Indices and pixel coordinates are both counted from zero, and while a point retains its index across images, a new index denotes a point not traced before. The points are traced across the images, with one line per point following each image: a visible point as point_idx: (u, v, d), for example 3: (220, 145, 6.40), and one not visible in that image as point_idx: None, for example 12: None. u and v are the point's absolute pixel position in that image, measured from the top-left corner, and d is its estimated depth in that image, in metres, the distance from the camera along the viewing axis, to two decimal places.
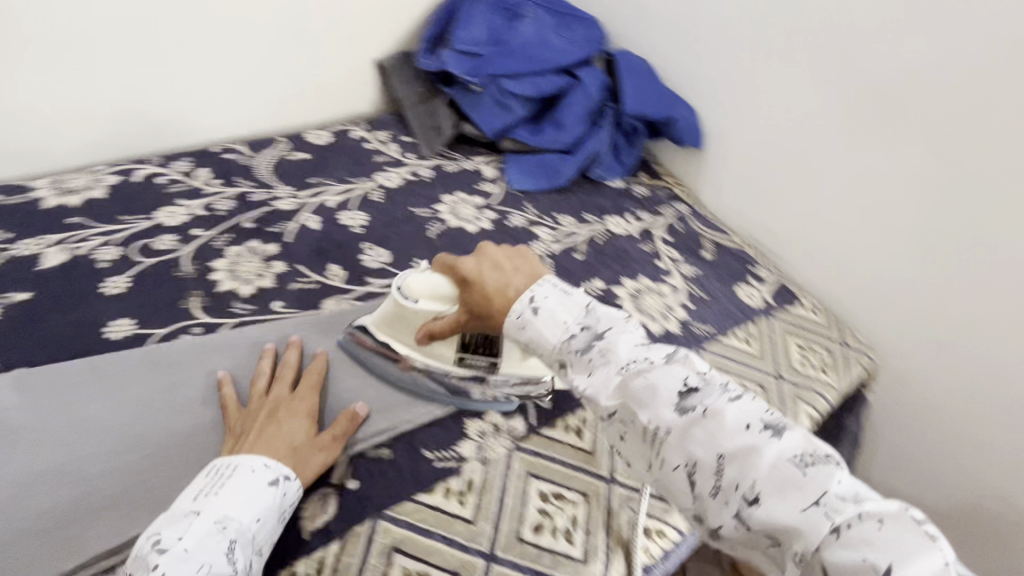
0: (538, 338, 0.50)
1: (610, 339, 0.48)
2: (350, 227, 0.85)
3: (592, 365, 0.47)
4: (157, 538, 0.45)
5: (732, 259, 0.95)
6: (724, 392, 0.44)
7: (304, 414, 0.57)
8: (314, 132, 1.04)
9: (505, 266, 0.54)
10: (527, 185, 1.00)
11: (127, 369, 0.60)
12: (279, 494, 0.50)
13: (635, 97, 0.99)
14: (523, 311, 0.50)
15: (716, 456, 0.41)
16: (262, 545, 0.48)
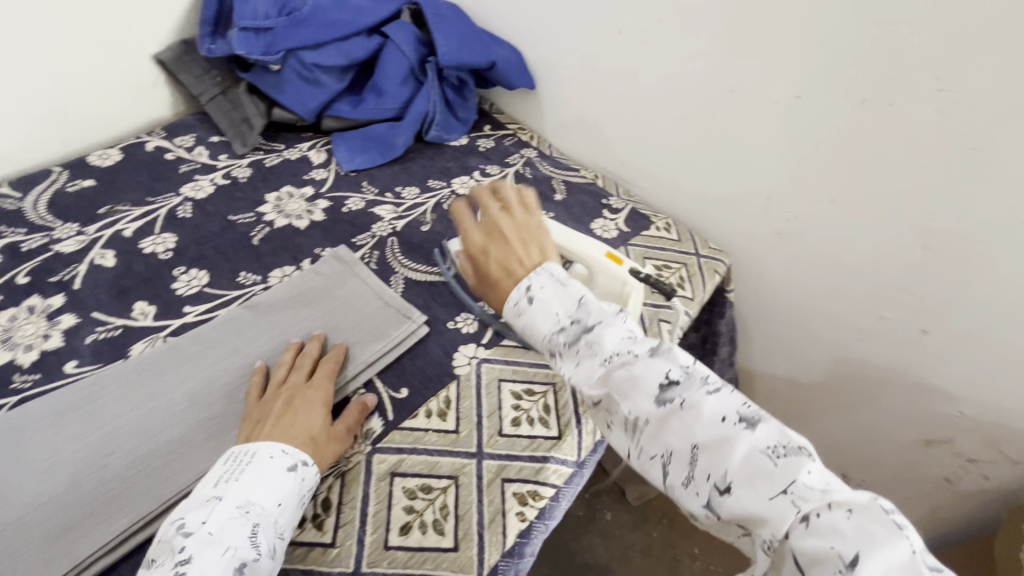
0: (529, 327, 0.49)
1: (598, 331, 0.46)
2: (156, 254, 0.75)
3: (580, 356, 0.46)
4: (181, 522, 0.46)
5: (585, 195, 0.93)
6: (703, 384, 0.42)
7: (320, 403, 0.57)
8: (98, 153, 0.89)
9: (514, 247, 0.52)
10: (360, 162, 0.93)
11: (134, 368, 0.60)
12: (299, 479, 0.50)
13: (450, 47, 0.92)
14: (519, 301, 0.50)
15: (690, 446, 0.41)
16: (285, 529, 0.48)
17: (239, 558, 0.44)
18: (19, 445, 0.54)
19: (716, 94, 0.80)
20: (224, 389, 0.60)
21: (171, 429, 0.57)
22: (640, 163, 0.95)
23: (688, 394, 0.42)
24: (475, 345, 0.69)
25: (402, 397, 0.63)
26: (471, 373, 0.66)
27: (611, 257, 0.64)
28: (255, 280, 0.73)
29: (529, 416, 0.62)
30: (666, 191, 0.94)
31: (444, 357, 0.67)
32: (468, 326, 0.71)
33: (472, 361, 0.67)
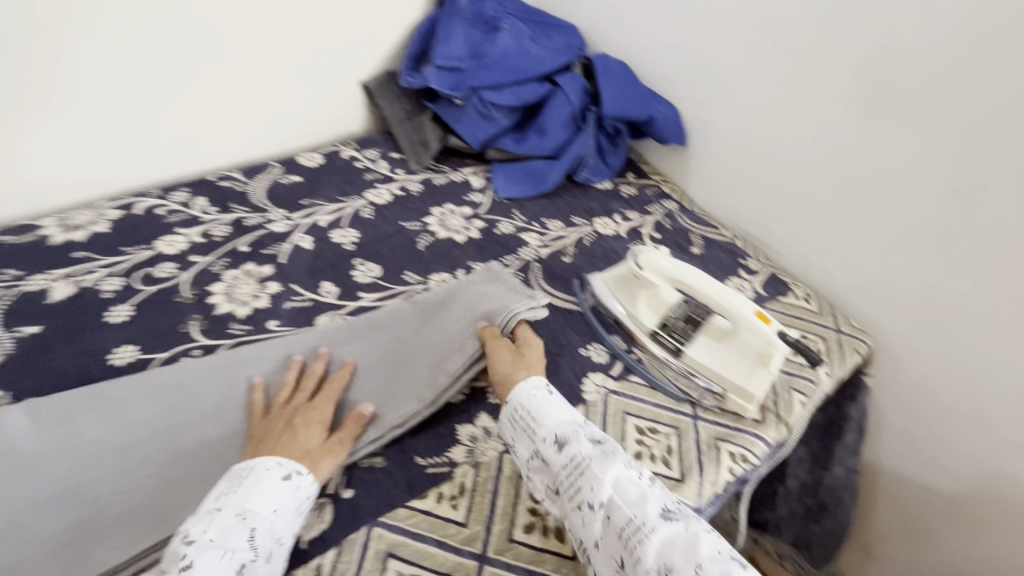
0: (543, 414, 0.60)
1: (610, 444, 0.57)
2: (342, 245, 0.88)
3: (595, 453, 0.55)
4: (184, 533, 0.48)
5: (723, 253, 0.95)
6: (700, 523, 0.52)
7: (318, 421, 0.60)
8: (305, 155, 1.07)
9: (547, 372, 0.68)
10: (514, 192, 1.02)
11: (255, 358, 0.68)
12: (294, 487, 0.53)
13: (615, 98, 1.00)
14: (539, 390, 0.62)
15: (693, 565, 0.47)
16: (283, 535, 0.50)
17: (238, 561, 0.47)
18: (230, 382, 0.65)
19: (883, 172, 0.80)
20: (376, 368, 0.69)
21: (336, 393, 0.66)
22: (784, 229, 0.95)
23: (688, 524, 0.51)
24: (604, 375, 0.72)
25: None
26: (599, 402, 0.69)
27: (759, 315, 0.64)
28: (417, 280, 0.84)
29: (651, 453, 0.64)
30: (809, 260, 0.94)
31: (574, 380, 0.72)
32: (599, 356, 0.75)
33: (601, 392, 0.70)
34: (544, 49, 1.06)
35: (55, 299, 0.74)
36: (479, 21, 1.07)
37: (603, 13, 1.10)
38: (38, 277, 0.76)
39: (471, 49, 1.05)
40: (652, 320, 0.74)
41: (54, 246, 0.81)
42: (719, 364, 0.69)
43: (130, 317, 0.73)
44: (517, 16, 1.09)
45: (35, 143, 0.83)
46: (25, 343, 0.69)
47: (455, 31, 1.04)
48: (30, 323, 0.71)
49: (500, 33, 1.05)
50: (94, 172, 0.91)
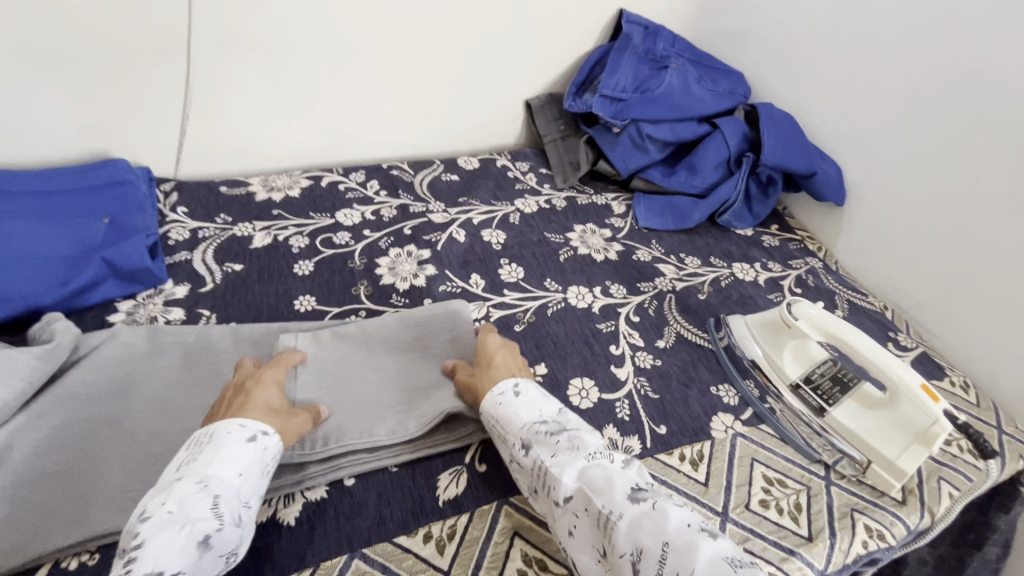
0: (511, 418, 0.59)
1: (576, 434, 0.57)
2: (491, 243, 0.95)
3: (559, 449, 0.56)
4: (143, 509, 0.46)
5: (870, 322, 0.90)
6: (669, 499, 0.52)
7: (274, 387, 0.59)
8: (464, 159, 1.16)
9: (517, 359, 0.67)
10: (654, 223, 1.04)
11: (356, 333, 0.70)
12: (257, 449, 0.52)
13: (776, 150, 0.99)
14: (506, 391, 0.61)
15: (662, 545, 0.47)
16: (249, 498, 0.50)
17: (201, 531, 0.45)
18: (353, 360, 0.68)
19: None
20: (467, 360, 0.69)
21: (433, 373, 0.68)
22: (947, 310, 0.89)
23: (656, 500, 0.51)
24: (733, 417, 0.72)
25: (661, 432, 0.69)
26: (726, 441, 0.69)
27: (927, 390, 0.61)
28: (556, 288, 0.88)
29: (778, 505, 0.63)
30: (973, 348, 0.86)
31: (702, 416, 0.71)
32: (729, 398, 0.74)
33: (729, 432, 0.70)
34: (709, 93, 1.09)
35: (256, 245, 0.86)
36: (648, 58, 1.12)
37: (776, 65, 1.10)
38: (244, 225, 0.90)
39: (636, 84, 1.10)
40: (796, 373, 0.72)
41: (258, 201, 0.95)
42: (868, 432, 0.66)
43: (311, 272, 0.83)
44: (686, 58, 1.13)
45: (259, 115, 0.99)
46: (232, 277, 0.81)
47: (625, 65, 1.10)
48: (234, 262, 0.83)
49: (667, 72, 1.10)
50: (294, 145, 1.06)
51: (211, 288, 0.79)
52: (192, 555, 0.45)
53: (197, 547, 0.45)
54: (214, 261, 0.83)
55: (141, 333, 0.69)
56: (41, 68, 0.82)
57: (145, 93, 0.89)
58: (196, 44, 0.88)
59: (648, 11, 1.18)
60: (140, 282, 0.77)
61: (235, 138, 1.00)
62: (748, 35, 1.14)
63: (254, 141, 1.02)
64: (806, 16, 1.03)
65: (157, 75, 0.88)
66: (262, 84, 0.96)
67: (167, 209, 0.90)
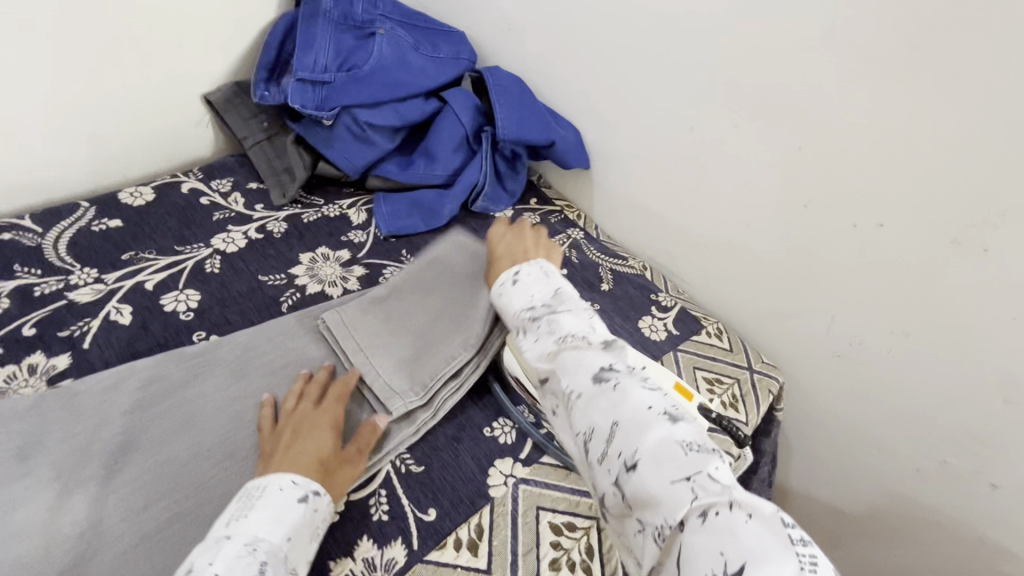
0: (507, 305, 0.62)
1: (559, 314, 0.56)
2: (178, 313, 0.69)
3: (540, 333, 0.56)
4: (189, 567, 0.43)
5: (635, 290, 0.88)
6: (640, 382, 0.50)
7: (329, 428, 0.56)
8: (131, 190, 0.85)
9: (525, 242, 0.69)
10: (400, 228, 0.87)
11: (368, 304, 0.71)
12: (309, 510, 0.49)
13: (510, 120, 0.88)
14: (504, 282, 0.63)
15: (612, 425, 0.47)
16: (297, 564, 0.47)
17: None
18: (390, 311, 0.71)
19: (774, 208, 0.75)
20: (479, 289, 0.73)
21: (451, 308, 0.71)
22: (693, 260, 0.90)
23: (623, 382, 0.49)
24: (512, 461, 0.62)
25: (429, 520, 0.56)
26: (506, 497, 0.59)
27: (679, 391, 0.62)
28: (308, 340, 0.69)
29: (568, 560, 0.55)
30: (717, 293, 0.89)
31: (478, 472, 0.61)
32: (506, 437, 0.64)
33: (509, 482, 0.60)
34: (429, 60, 0.93)
35: None
36: (348, 25, 0.91)
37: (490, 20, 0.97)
38: None
39: (339, 61, 0.89)
40: None
41: None
42: None
43: None
44: (395, 21, 0.94)
45: None
46: None
47: (319, 39, 0.88)
48: None
49: (373, 40, 0.90)
50: None
51: None
52: None
53: None
54: None
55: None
56: None
57: None
58: None
59: None
60: None
61: None
62: None
63: None
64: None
65: None
66: None
67: None
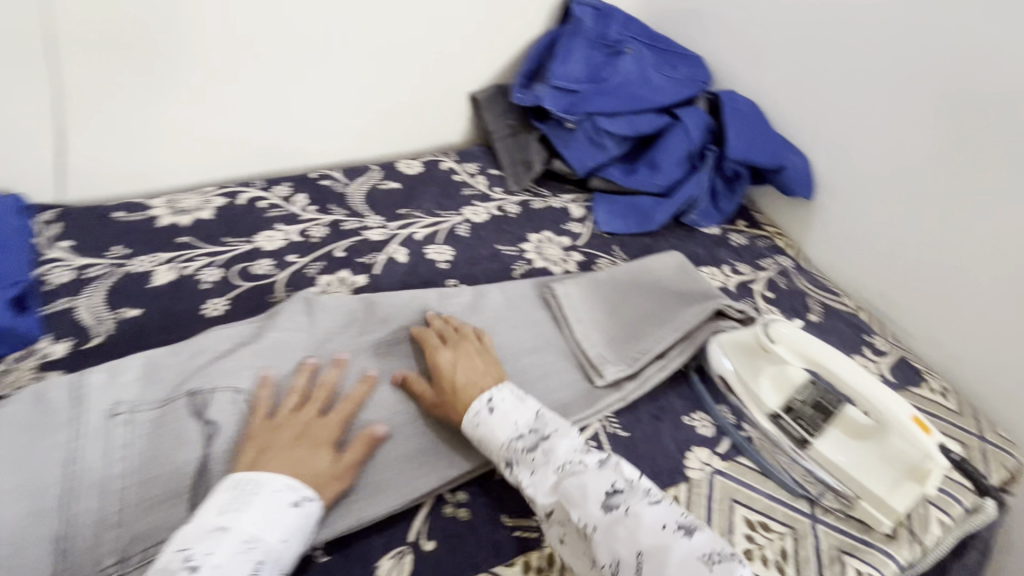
0: (488, 436, 0.58)
1: (552, 441, 0.56)
2: (437, 262, 0.85)
3: (536, 466, 0.55)
4: (187, 554, 0.44)
5: (846, 327, 0.85)
6: (645, 496, 0.51)
7: (327, 443, 0.55)
8: (405, 162, 1.04)
9: (477, 366, 0.63)
10: (616, 227, 0.95)
11: (589, 284, 0.81)
12: (303, 514, 0.49)
13: (741, 141, 0.92)
14: (480, 410, 0.59)
15: (636, 553, 0.47)
16: (286, 564, 0.48)
17: None
18: (606, 295, 0.80)
19: None
20: (688, 299, 0.79)
21: (661, 309, 0.78)
22: (921, 309, 0.86)
23: (632, 502, 0.50)
24: (709, 451, 0.65)
25: None
26: (704, 482, 0.62)
27: (918, 423, 0.56)
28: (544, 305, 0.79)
29: (763, 555, 0.56)
30: (949, 348, 0.83)
31: (677, 454, 0.65)
32: (704, 429, 0.68)
33: (705, 470, 0.64)
34: (668, 80, 1.00)
35: (156, 283, 0.74)
36: (601, 44, 1.02)
37: (738, 49, 1.03)
38: (143, 259, 0.76)
39: (589, 73, 1.01)
40: (775, 401, 0.66)
41: (159, 228, 0.81)
42: (854, 463, 0.61)
43: (224, 313, 0.72)
44: (642, 43, 1.04)
45: (155, 125, 0.84)
46: (124, 325, 0.68)
47: (575, 53, 1.00)
48: (131, 305, 0.70)
49: (622, 58, 1.00)
50: (204, 160, 0.92)
51: (100, 342, 0.66)
52: None
53: None
54: (103, 306, 0.69)
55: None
56: None
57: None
58: (64, 46, 0.73)
59: None
60: (4, 344, 0.62)
61: (124, 151, 0.85)
62: (704, 17, 1.06)
63: (151, 156, 0.87)
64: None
65: (14, 80, 0.73)
66: (162, 93, 0.83)
67: (45, 243, 0.76)
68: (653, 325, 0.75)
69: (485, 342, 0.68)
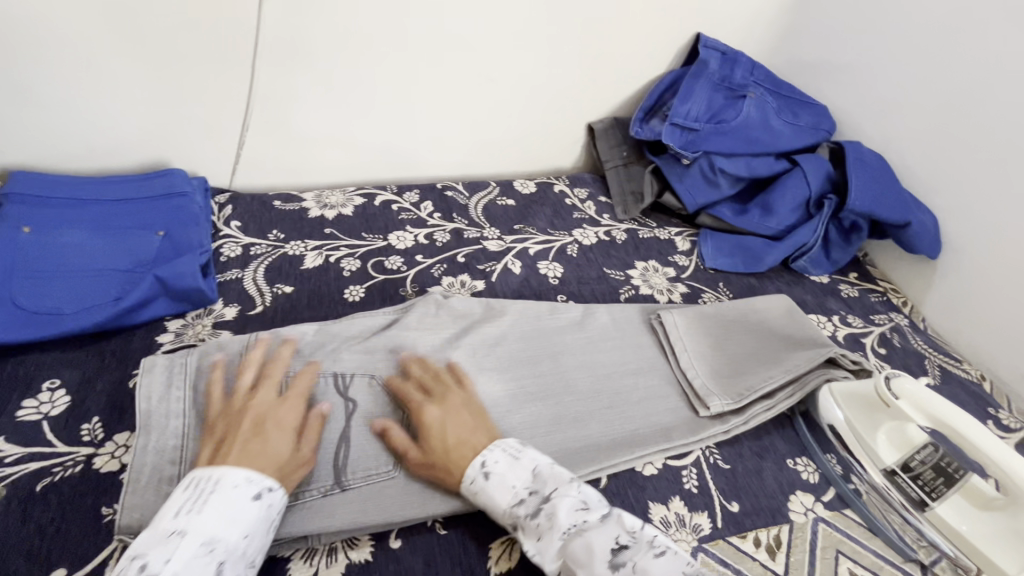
0: (490, 503, 0.55)
1: (554, 502, 0.53)
2: (548, 277, 0.90)
3: (540, 532, 0.53)
4: (144, 563, 0.44)
5: (968, 396, 0.80)
6: (650, 549, 0.50)
7: (290, 428, 0.56)
8: (520, 181, 1.11)
9: (466, 421, 0.60)
10: (722, 264, 0.97)
11: (697, 316, 0.82)
12: (265, 507, 0.49)
13: (865, 192, 0.91)
14: (476, 478, 0.56)
15: None
16: (254, 556, 0.49)
17: None
18: (711, 329, 0.81)
19: None
20: (797, 343, 0.78)
21: (768, 349, 0.78)
22: None
23: (637, 560, 0.49)
24: (814, 498, 0.65)
25: (733, 510, 0.62)
26: (806, 526, 0.62)
27: None
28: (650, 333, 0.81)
29: None
30: None
31: (779, 494, 0.65)
32: (809, 474, 0.67)
33: (809, 515, 0.63)
34: (790, 126, 1.01)
35: (305, 266, 0.83)
36: (724, 86, 1.04)
37: (870, 102, 1.02)
38: (296, 243, 0.87)
39: (709, 113, 1.02)
40: (891, 457, 0.64)
41: (310, 218, 0.92)
42: (978, 534, 0.58)
43: (361, 299, 0.80)
44: (765, 88, 1.05)
45: (317, 129, 0.97)
46: (279, 299, 0.78)
47: (697, 92, 1.02)
48: (285, 283, 0.80)
49: (744, 102, 1.01)
50: (349, 163, 1.03)
51: (260, 310, 0.75)
52: None
53: None
54: (264, 280, 0.80)
55: (155, 381, 0.59)
56: (111, 74, 0.82)
57: (208, 104, 0.88)
58: (263, 60, 0.87)
59: (729, 35, 1.10)
60: (189, 301, 0.73)
61: (288, 148, 0.97)
62: (833, 67, 1.06)
63: (309, 154, 0.99)
64: (921, 46, 0.92)
65: (223, 86, 0.87)
66: (328, 102, 0.94)
67: (221, 222, 0.88)
68: (760, 363, 0.75)
69: (468, 390, 0.65)
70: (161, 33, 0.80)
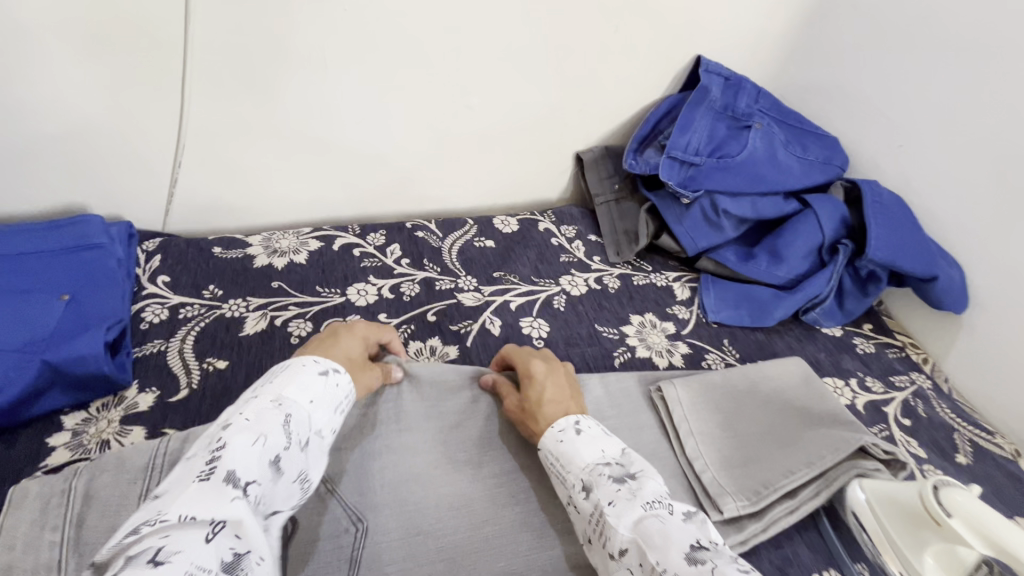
0: (571, 457, 0.54)
1: (641, 479, 0.51)
2: (532, 338, 0.78)
3: (618, 495, 0.49)
4: (219, 419, 0.45)
5: (1006, 478, 0.71)
6: (734, 563, 0.43)
7: (358, 336, 0.63)
8: (500, 218, 0.99)
9: (566, 388, 0.63)
10: (727, 317, 0.86)
11: (699, 390, 0.71)
12: (330, 382, 0.52)
13: (886, 242, 0.81)
14: (567, 428, 0.57)
15: None
16: (321, 428, 0.49)
17: (273, 450, 0.43)
18: (719, 403, 0.70)
19: None
20: (819, 422, 0.68)
21: (786, 428, 0.67)
22: None
23: (720, 563, 0.42)
24: None
25: None
26: None
27: None
28: (653, 408, 0.70)
29: None
30: None
31: None
32: None
33: None
34: (799, 161, 0.91)
35: (246, 332, 0.70)
36: (726, 115, 0.93)
37: (887, 133, 0.92)
38: (235, 302, 0.74)
39: (711, 146, 0.91)
40: None
41: (255, 269, 0.79)
42: None
43: None
44: (771, 117, 0.95)
45: (262, 162, 0.83)
46: (209, 378, 0.65)
47: (697, 122, 0.91)
48: (219, 355, 0.67)
49: (749, 133, 0.91)
50: (304, 198, 0.90)
51: (183, 395, 0.62)
52: (263, 469, 0.42)
53: (267, 460, 0.43)
54: (192, 354, 0.67)
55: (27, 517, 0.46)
56: (4, 102, 0.68)
57: (130, 134, 0.75)
58: (193, 83, 0.73)
59: (730, 56, 1.00)
60: (93, 389, 0.60)
61: (228, 185, 0.84)
62: (845, 94, 0.97)
63: (256, 191, 0.86)
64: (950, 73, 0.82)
65: (146, 113, 0.74)
66: (275, 132, 0.81)
67: (146, 277, 0.74)
68: (777, 448, 0.65)
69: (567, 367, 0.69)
70: (63, 54, 0.66)
